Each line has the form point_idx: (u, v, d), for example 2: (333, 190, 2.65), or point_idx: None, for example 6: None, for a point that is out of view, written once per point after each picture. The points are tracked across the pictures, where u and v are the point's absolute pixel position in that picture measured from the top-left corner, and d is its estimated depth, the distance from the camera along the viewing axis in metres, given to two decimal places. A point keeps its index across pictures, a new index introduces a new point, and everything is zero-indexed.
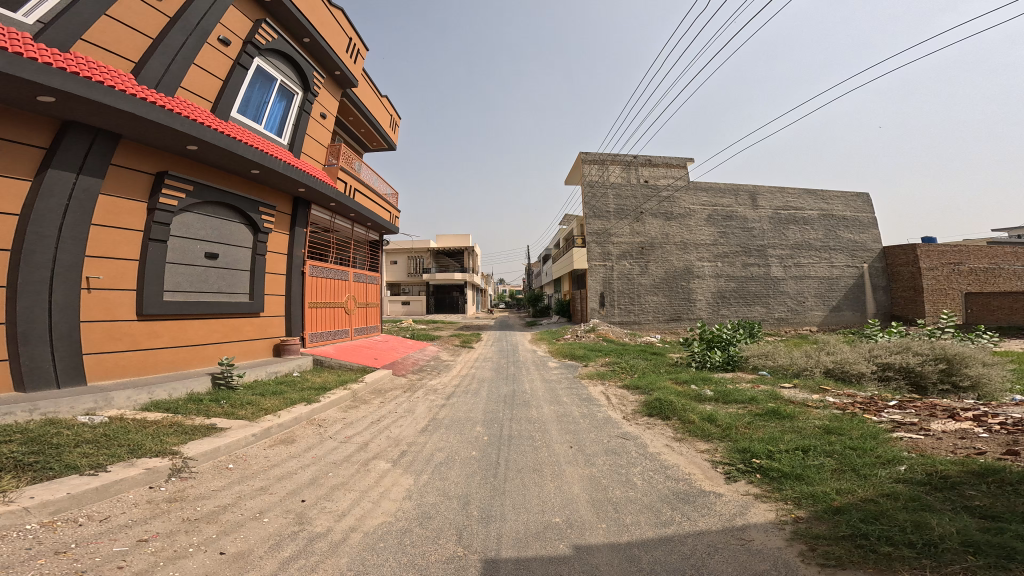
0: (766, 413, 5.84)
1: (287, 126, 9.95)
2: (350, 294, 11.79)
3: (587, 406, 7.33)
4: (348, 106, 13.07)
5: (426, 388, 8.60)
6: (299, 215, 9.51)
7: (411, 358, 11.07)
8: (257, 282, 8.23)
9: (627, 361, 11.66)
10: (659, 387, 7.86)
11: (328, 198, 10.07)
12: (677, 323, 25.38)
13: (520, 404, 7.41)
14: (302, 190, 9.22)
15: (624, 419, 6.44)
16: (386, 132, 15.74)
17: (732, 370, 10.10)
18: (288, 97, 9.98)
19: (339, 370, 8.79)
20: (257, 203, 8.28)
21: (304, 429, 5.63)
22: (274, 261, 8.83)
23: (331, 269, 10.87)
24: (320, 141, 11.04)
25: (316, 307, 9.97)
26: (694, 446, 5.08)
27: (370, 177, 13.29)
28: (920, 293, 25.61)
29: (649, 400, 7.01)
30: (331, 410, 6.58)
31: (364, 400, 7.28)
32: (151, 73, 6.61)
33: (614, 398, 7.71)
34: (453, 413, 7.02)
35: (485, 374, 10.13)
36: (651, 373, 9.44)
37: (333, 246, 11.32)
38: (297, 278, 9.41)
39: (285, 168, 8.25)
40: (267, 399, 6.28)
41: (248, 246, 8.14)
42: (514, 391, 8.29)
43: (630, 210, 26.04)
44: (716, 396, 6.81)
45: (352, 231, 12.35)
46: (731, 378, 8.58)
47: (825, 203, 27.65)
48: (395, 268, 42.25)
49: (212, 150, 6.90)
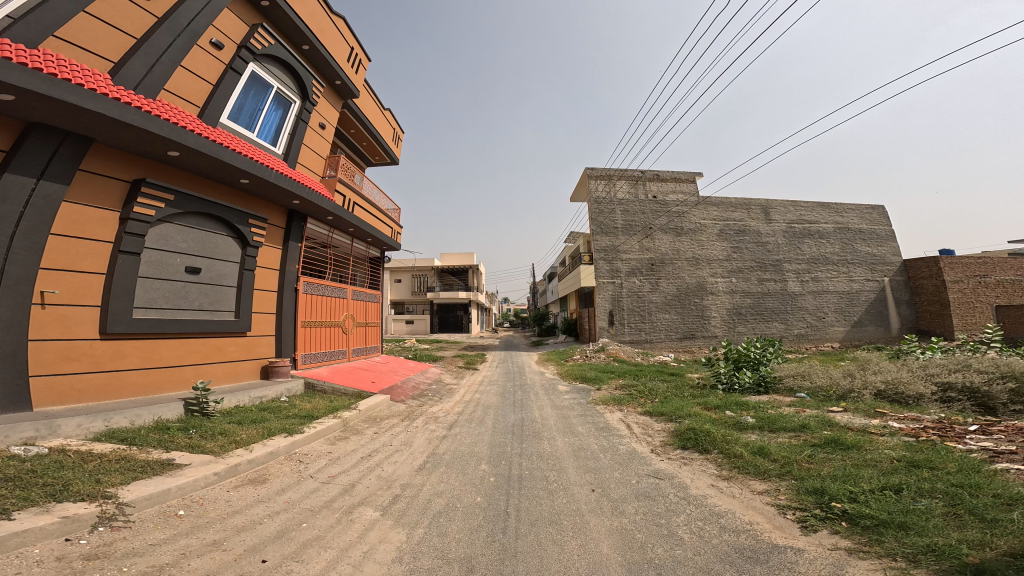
0: (827, 445, 4.92)
1: (282, 135, 9.53)
2: (348, 313, 11.07)
3: (607, 438, 6.42)
4: (349, 118, 12.77)
5: (426, 416, 7.75)
6: (294, 229, 8.90)
7: (412, 382, 10.24)
8: (245, 299, 7.55)
9: (644, 384, 10.73)
10: (688, 413, 6.96)
11: (326, 212, 9.50)
12: (692, 341, 24.29)
13: (530, 436, 6.54)
14: (296, 202, 8.66)
15: (653, 453, 5.53)
16: (388, 145, 15.41)
17: (764, 392, 9.15)
18: (284, 105, 9.61)
19: (331, 395, 7.97)
20: (246, 215, 7.67)
21: (281, 466, 4.81)
22: (265, 277, 8.15)
23: (328, 286, 10.18)
24: (318, 152, 10.59)
25: (309, 326, 9.22)
26: (748, 488, 4.17)
27: (372, 191, 12.80)
28: (947, 307, 24.40)
29: (679, 430, 6.11)
30: (317, 443, 5.75)
31: (356, 430, 6.45)
32: (132, 73, 6.13)
33: (638, 427, 6.81)
34: (456, 447, 6.15)
35: (491, 400, 9.26)
36: (675, 397, 8.53)
37: (331, 262, 10.66)
38: (292, 295, 8.73)
39: (276, 177, 7.67)
40: (244, 429, 5.46)
41: (235, 261, 7.48)
42: (524, 420, 7.42)
43: (639, 225, 25.45)
44: (758, 424, 5.89)
45: (351, 247, 11.74)
46: (768, 402, 7.64)
47: (840, 216, 26.88)
48: (399, 287, 41.79)
49: (195, 156, 6.35)
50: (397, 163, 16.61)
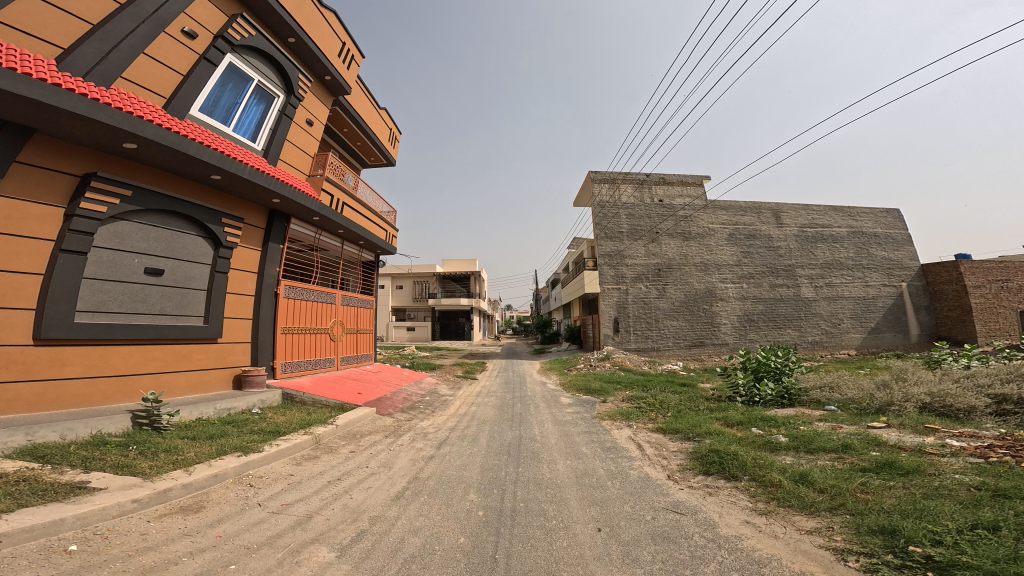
0: (881, 471, 4.10)
1: (264, 130, 8.98)
2: (336, 319, 10.38)
3: (615, 460, 5.64)
4: (341, 116, 12.28)
5: (413, 433, 7.00)
6: (275, 229, 8.27)
7: (404, 393, 9.49)
8: (215, 304, 6.89)
9: (654, 395, 9.93)
10: (707, 431, 6.15)
11: (311, 212, 8.86)
12: (701, 349, 23.37)
13: (528, 458, 5.78)
14: (277, 202, 8.03)
15: (671, 480, 4.73)
16: (383, 145, 14.95)
17: (788, 405, 8.36)
18: (267, 100, 9.10)
19: (310, 408, 7.25)
20: (219, 213, 7.04)
21: (226, 491, 4.09)
22: (241, 280, 7.50)
23: (314, 290, 9.51)
24: (304, 149, 10.05)
25: (291, 333, 8.53)
26: (793, 527, 3.36)
27: (366, 193, 12.21)
28: (969, 313, 23.34)
29: (698, 451, 5.32)
30: (281, 463, 5.02)
31: (330, 449, 5.72)
32: (82, 60, 5.60)
33: (651, 447, 6.00)
34: (442, 471, 5.39)
35: (488, 414, 8.50)
36: (690, 411, 7.74)
37: (318, 266, 10.01)
38: (271, 299, 8.08)
39: (250, 173, 7.02)
40: (194, 447, 4.75)
41: (206, 263, 6.85)
42: (522, 438, 6.66)
43: (645, 230, 24.73)
44: (792, 445, 5.09)
45: (341, 250, 11.10)
46: (796, 417, 6.83)
47: (854, 220, 25.98)
48: (400, 294, 41.24)
49: (155, 149, 5.71)
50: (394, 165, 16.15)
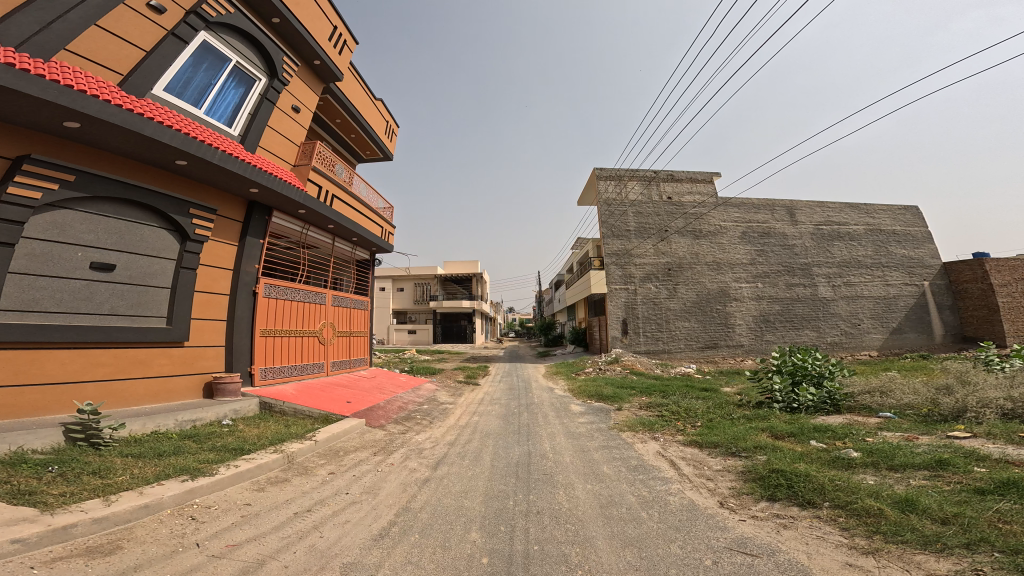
0: (1009, 495, 3.18)
1: (243, 115, 8.18)
2: (326, 321, 9.51)
3: (645, 483, 4.73)
4: (333, 104, 11.51)
5: (408, 449, 6.09)
6: (253, 222, 7.41)
7: (400, 402, 8.58)
8: (180, 305, 6.02)
9: (676, 402, 8.99)
10: (754, 445, 5.22)
11: (296, 205, 7.98)
12: (715, 351, 22.36)
13: (542, 482, 4.86)
14: (255, 192, 7.15)
15: (725, 510, 3.79)
16: (379, 137, 14.17)
17: (831, 412, 7.52)
18: (247, 83, 8.31)
19: (290, 419, 6.37)
20: (185, 203, 6.18)
21: (158, 526, 3.20)
22: (213, 277, 6.65)
23: (300, 290, 8.66)
24: (289, 138, 9.24)
25: (273, 337, 7.66)
26: (921, 571, 2.52)
27: (360, 186, 11.35)
28: (996, 312, 22.20)
29: (750, 475, 4.37)
30: (242, 488, 4.13)
31: (306, 470, 4.83)
32: (15, 29, 4.84)
33: (688, 466, 5.05)
34: (439, 499, 4.49)
35: (493, 425, 7.60)
36: (723, 422, 6.82)
37: (306, 264, 9.16)
38: (249, 298, 7.22)
39: (219, 158, 6.12)
40: (132, 469, 3.86)
41: (169, 258, 6.00)
42: (532, 456, 5.75)
43: (654, 228, 23.80)
44: (870, 461, 4.24)
45: (332, 247, 10.25)
46: (853, 426, 5.98)
47: (872, 217, 24.94)
48: (401, 296, 40.47)
49: (103, 130, 4.86)
50: (391, 159, 15.37)
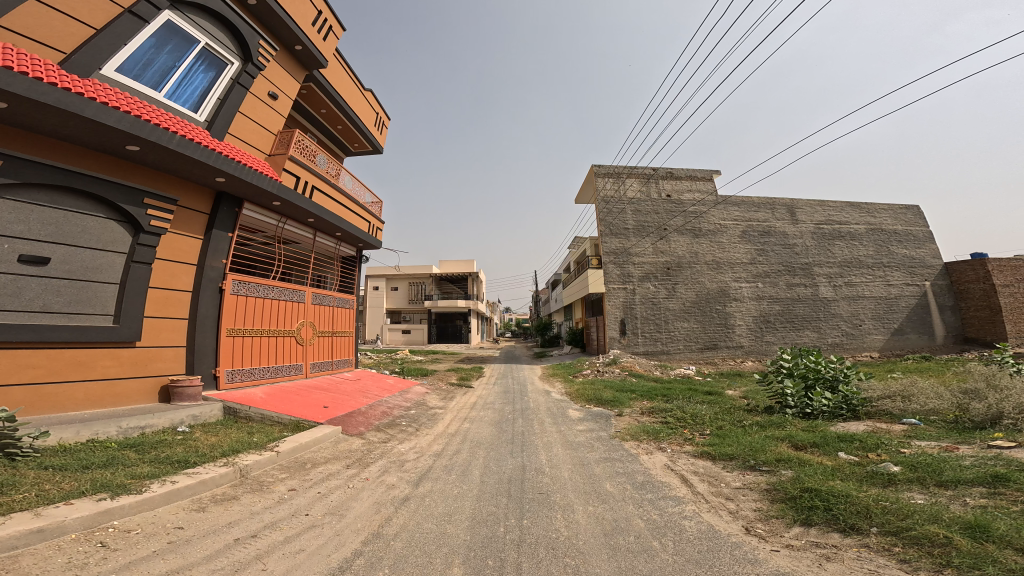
0: None
1: (211, 100, 7.58)
2: (305, 320, 8.88)
3: (653, 503, 4.19)
4: (316, 92, 10.90)
5: (388, 461, 5.49)
6: (220, 214, 6.79)
7: (384, 407, 7.97)
8: (131, 303, 5.40)
9: (681, 407, 8.44)
10: (776, 458, 4.66)
11: (269, 195, 7.35)
12: (714, 352, 21.88)
13: (540, 504, 4.27)
14: (222, 181, 6.52)
15: (754, 538, 3.22)
16: (367, 129, 13.54)
17: (848, 418, 7.01)
18: (217, 66, 7.71)
19: (257, 425, 5.77)
20: (139, 192, 5.55)
21: (53, 560, 2.63)
22: (172, 273, 6.02)
23: (276, 287, 8.02)
24: (265, 125, 8.62)
25: (242, 337, 7.04)
26: None
27: (346, 178, 10.71)
28: (999, 313, 21.85)
29: (776, 497, 3.80)
30: (178, 509, 3.52)
31: (266, 487, 4.21)
32: None
33: (702, 483, 4.47)
34: (418, 524, 3.89)
35: (484, 433, 7.02)
36: (734, 430, 6.29)
37: (283, 259, 8.53)
38: (214, 295, 6.61)
39: (177, 143, 5.48)
40: (41, 485, 3.29)
41: (119, 251, 5.37)
42: (527, 470, 5.18)
43: (653, 226, 23.30)
44: (915, 477, 3.69)
45: (313, 242, 9.64)
46: (878, 435, 5.47)
47: (873, 216, 24.57)
48: (396, 295, 39.79)
49: (34, 109, 4.22)
50: (381, 152, 14.74)
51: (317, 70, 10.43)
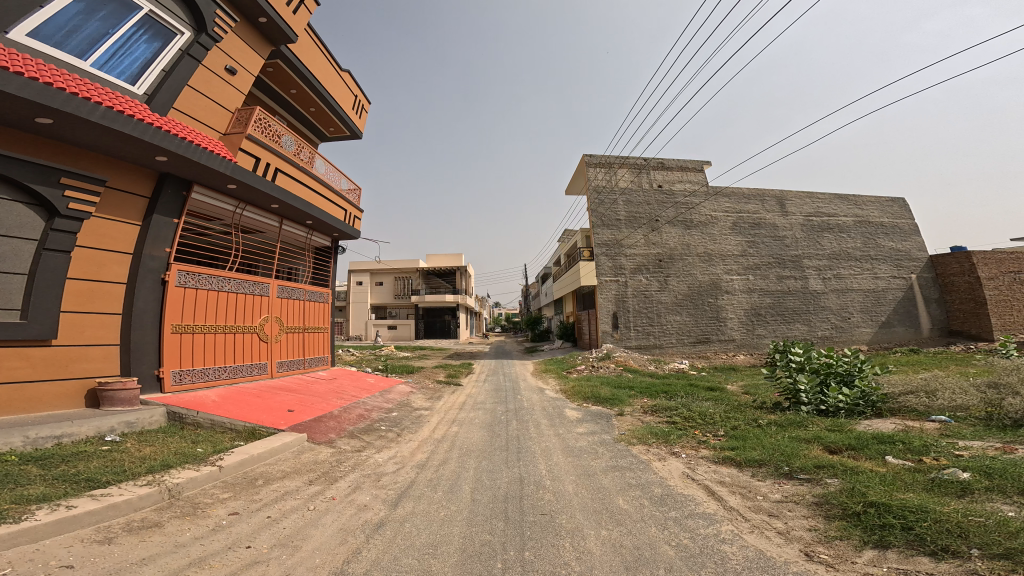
0: None
1: (154, 71, 6.59)
2: (271, 316, 8.01)
3: (677, 522, 3.55)
4: (285, 68, 9.94)
5: (363, 476, 4.71)
6: (164, 197, 5.99)
7: (360, 409, 7.15)
8: (42, 297, 4.59)
9: (687, 405, 7.84)
10: (813, 464, 4.11)
11: (222, 178, 6.54)
12: (706, 346, 21.57)
13: (555, 529, 3.59)
14: (163, 160, 5.70)
15: (819, 566, 2.62)
16: (344, 112, 12.56)
17: (867, 416, 6.52)
18: (164, 38, 6.78)
19: (205, 433, 5.00)
20: (51, 169, 4.69)
21: None
22: (98, 263, 5.20)
23: (235, 279, 7.15)
24: (220, 101, 7.69)
25: (191, 335, 6.23)
26: None
27: (319, 162, 9.74)
28: (983, 306, 22.06)
29: (831, 513, 3.22)
30: (67, 545, 2.68)
31: (202, 511, 3.39)
32: None
33: (733, 496, 3.85)
34: (396, 556, 3.13)
35: (475, 438, 6.28)
36: (753, 431, 5.70)
37: (242, 250, 7.67)
38: (156, 287, 5.79)
39: (99, 115, 4.66)
40: None
41: (25, 237, 4.54)
42: (528, 486, 4.52)
43: (644, 218, 22.76)
44: (992, 485, 3.16)
45: (278, 230, 8.74)
46: (917, 435, 4.94)
47: (861, 209, 24.57)
48: (381, 289, 38.63)
49: None
50: (360, 136, 13.77)
51: (285, 45, 9.46)
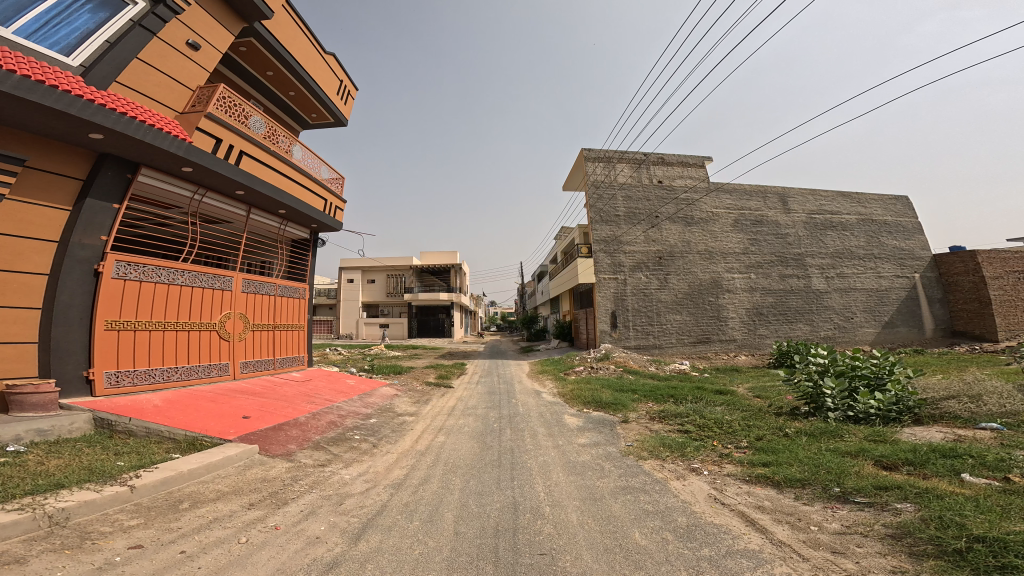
0: None
1: (95, 44, 5.71)
2: (234, 314, 7.26)
3: (732, 563, 2.76)
4: (259, 47, 9.14)
5: (323, 500, 3.94)
6: (101, 179, 5.30)
7: (333, 416, 6.37)
8: None
9: (699, 411, 7.12)
10: (874, 486, 3.42)
11: (175, 160, 5.85)
12: (706, 346, 20.94)
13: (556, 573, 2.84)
14: (100, 139, 5.00)
15: None
16: (327, 98, 11.74)
17: (903, 424, 5.83)
18: (113, 9, 6.11)
19: (134, 447, 4.38)
20: None
21: None
22: (12, 252, 4.53)
23: (190, 272, 6.41)
24: (179, 78, 6.88)
25: (133, 334, 5.55)
26: None
27: (296, 149, 8.85)
28: (988, 306, 21.57)
29: (918, 550, 2.53)
30: None
31: (88, 543, 2.84)
32: None
33: (780, 527, 3.13)
34: None
35: (462, 450, 5.53)
36: (781, 442, 5.00)
37: (199, 239, 6.98)
38: (87, 279, 5.09)
39: (11, 85, 3.98)
40: None
41: None
42: (521, 513, 3.79)
43: (644, 214, 22.07)
44: None
45: (246, 221, 8.00)
46: (976, 445, 4.27)
47: (863, 207, 24.04)
48: (373, 287, 37.63)
49: None
50: (345, 124, 12.93)
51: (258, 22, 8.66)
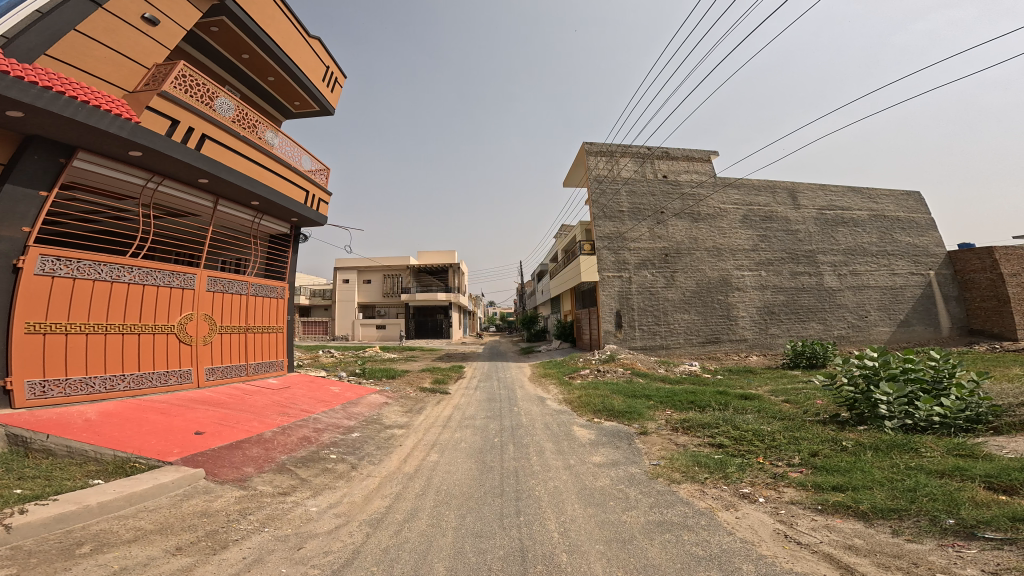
0: None
1: (23, 12, 4.83)
2: (196, 318, 6.35)
3: None
4: (233, 24, 8.28)
5: (279, 544, 3.04)
6: (26, 162, 4.44)
7: (308, 430, 5.47)
8: None
9: (725, 420, 6.26)
10: (1006, 519, 2.62)
11: (120, 143, 4.98)
12: (715, 346, 20.09)
13: None
14: (20, 117, 4.14)
15: None
16: (312, 85, 10.88)
17: (976, 435, 4.96)
18: None
19: (47, 470, 3.48)
20: None
21: None
22: None
23: (141, 269, 5.53)
24: (131, 54, 6.00)
25: (64, 339, 4.64)
26: None
27: (273, 136, 7.99)
28: (1007, 304, 20.73)
29: None
30: None
31: None
32: None
33: None
34: None
35: (458, 472, 4.63)
36: (843, 459, 4.14)
37: (155, 233, 6.09)
38: (3, 276, 4.22)
39: None
40: None
41: None
42: (533, 562, 2.91)
43: (648, 210, 21.23)
44: None
45: (213, 212, 7.11)
46: None
47: (875, 203, 23.23)
48: (369, 287, 36.74)
49: None
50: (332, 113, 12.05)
51: None
